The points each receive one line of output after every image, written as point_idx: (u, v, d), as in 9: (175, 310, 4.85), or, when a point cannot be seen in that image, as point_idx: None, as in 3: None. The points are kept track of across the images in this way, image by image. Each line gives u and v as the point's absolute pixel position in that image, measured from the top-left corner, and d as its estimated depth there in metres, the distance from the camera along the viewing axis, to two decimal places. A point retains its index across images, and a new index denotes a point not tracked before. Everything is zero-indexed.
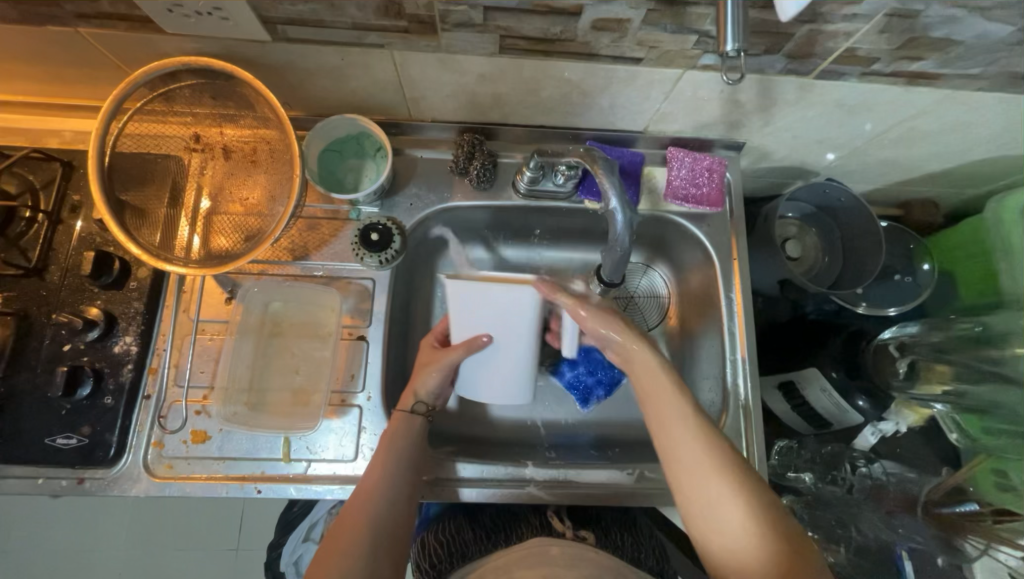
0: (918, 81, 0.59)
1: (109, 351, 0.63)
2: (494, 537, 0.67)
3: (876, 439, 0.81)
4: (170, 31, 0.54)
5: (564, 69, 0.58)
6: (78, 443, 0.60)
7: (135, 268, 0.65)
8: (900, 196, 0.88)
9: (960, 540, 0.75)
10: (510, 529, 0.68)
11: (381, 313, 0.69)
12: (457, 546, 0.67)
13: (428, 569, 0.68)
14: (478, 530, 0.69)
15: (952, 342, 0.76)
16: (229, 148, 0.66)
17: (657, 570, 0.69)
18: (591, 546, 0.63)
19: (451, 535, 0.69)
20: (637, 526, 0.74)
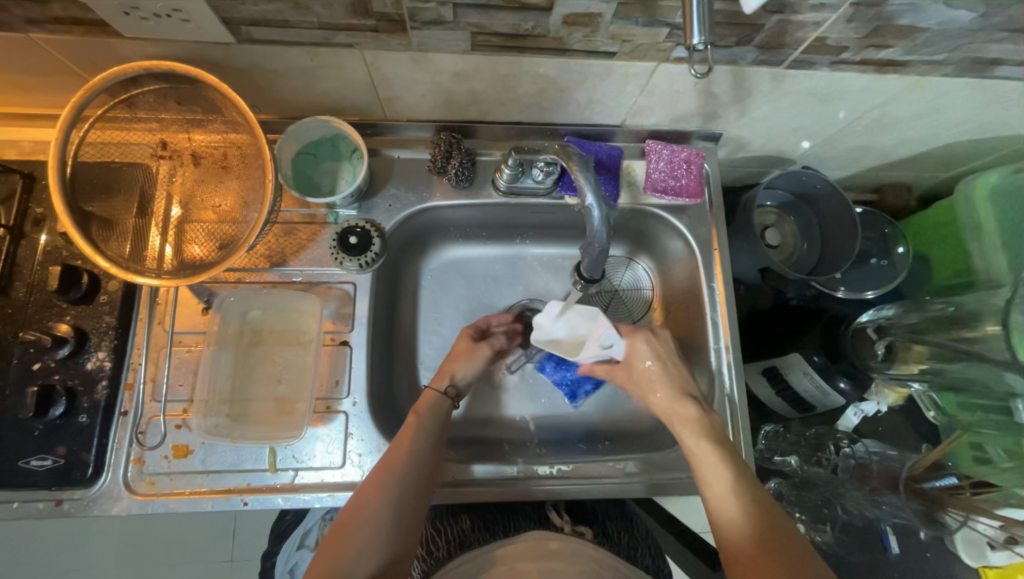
0: (886, 69, 0.60)
1: (82, 368, 0.61)
2: (493, 528, 0.67)
3: (858, 419, 0.84)
4: (128, 35, 0.52)
5: (539, 64, 0.58)
6: (53, 464, 0.58)
7: (105, 281, 0.63)
8: (875, 181, 0.89)
9: (942, 514, 0.78)
10: (509, 521, 0.68)
11: (364, 317, 0.68)
12: (456, 534, 0.67)
13: (425, 558, 0.67)
14: (477, 521, 0.69)
15: (928, 322, 0.77)
16: (198, 155, 0.64)
17: (653, 567, 0.72)
18: (590, 541, 0.64)
19: (449, 524, 0.69)
20: (633, 527, 0.76)
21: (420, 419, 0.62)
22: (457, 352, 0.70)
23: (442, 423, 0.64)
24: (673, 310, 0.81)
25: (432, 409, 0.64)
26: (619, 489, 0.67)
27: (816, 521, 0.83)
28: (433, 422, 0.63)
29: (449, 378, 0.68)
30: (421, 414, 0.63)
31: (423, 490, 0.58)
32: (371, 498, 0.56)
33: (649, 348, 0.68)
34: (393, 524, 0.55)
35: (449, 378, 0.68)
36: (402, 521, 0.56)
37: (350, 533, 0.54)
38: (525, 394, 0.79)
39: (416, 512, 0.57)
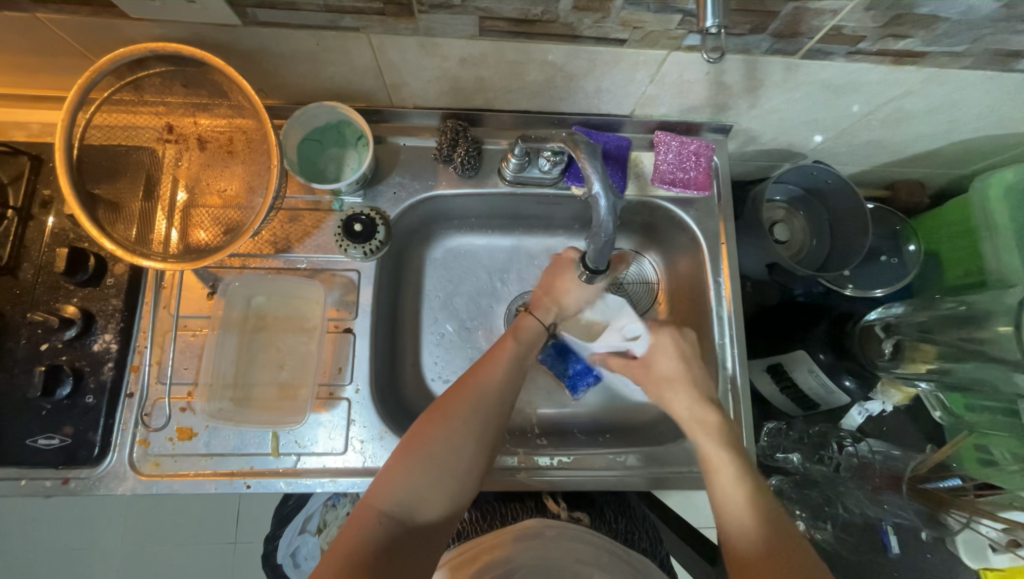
0: (904, 60, 0.58)
1: (88, 349, 0.61)
2: (493, 515, 0.68)
3: (862, 418, 0.83)
4: (135, 16, 0.52)
5: (547, 51, 0.57)
6: (61, 443, 0.59)
7: (111, 264, 0.63)
8: (888, 177, 0.88)
9: (944, 515, 0.76)
10: (508, 509, 0.69)
11: (368, 305, 0.68)
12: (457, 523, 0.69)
13: None
14: (474, 512, 0.69)
15: (937, 321, 0.76)
16: (204, 139, 0.64)
17: (651, 551, 0.73)
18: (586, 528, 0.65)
19: None
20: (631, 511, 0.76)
21: (522, 346, 0.66)
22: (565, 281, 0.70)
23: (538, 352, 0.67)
24: (678, 304, 0.80)
25: (531, 333, 0.67)
26: (620, 481, 0.67)
27: (818, 518, 0.80)
28: (528, 342, 0.67)
29: (555, 311, 0.70)
30: (520, 342, 0.66)
31: (510, 402, 0.62)
32: (465, 397, 0.59)
33: (670, 351, 0.69)
34: (482, 429, 0.58)
35: (552, 311, 0.70)
36: (491, 425, 0.59)
37: (440, 427, 0.57)
38: (528, 386, 0.79)
39: (500, 425, 0.60)
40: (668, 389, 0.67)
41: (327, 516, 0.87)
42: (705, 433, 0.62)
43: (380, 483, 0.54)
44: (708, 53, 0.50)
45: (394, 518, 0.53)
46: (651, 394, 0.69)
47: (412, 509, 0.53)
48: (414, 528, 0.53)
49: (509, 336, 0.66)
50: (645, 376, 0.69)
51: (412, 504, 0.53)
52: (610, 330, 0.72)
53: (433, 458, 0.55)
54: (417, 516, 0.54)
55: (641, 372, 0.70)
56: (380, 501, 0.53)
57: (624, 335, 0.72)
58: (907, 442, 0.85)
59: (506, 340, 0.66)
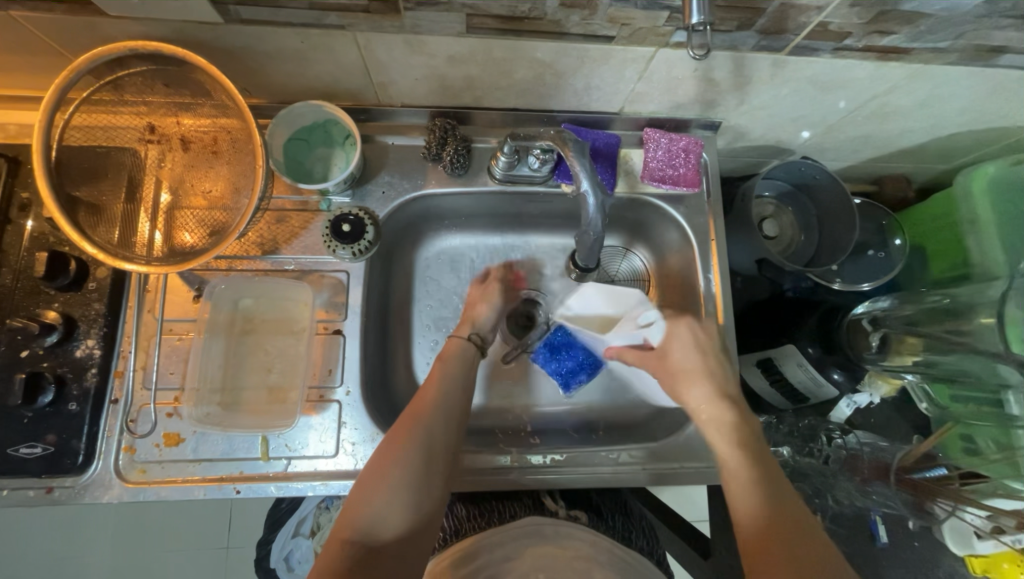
0: (889, 57, 0.59)
1: (70, 355, 0.60)
2: (487, 514, 0.68)
3: (851, 410, 0.85)
4: (113, 13, 0.51)
5: (535, 49, 0.56)
6: (43, 452, 0.58)
7: (93, 268, 0.62)
8: (874, 172, 0.89)
9: (930, 504, 0.76)
10: (504, 507, 0.68)
11: (357, 306, 0.67)
12: (453, 522, 0.68)
13: None
14: (471, 510, 0.69)
15: (922, 314, 0.77)
16: (187, 139, 0.63)
17: (646, 549, 0.73)
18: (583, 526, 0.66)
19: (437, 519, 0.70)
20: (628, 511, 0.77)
21: (450, 363, 0.66)
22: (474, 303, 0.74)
23: (473, 366, 0.68)
24: (669, 301, 0.81)
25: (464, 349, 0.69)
26: (613, 478, 0.67)
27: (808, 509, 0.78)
28: (465, 358, 0.68)
29: (471, 324, 0.72)
30: (448, 361, 0.67)
31: (457, 417, 0.62)
32: (412, 417, 0.60)
33: (684, 342, 0.69)
34: (434, 437, 0.58)
35: (468, 326, 0.72)
36: (442, 440, 0.59)
37: (394, 443, 0.57)
38: (521, 384, 0.79)
39: (454, 432, 0.60)
40: (686, 380, 0.67)
41: (321, 519, 0.86)
42: (715, 427, 0.62)
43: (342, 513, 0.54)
44: (696, 51, 0.50)
45: (357, 544, 0.51)
46: (668, 387, 0.68)
47: (373, 530, 0.52)
48: (379, 552, 0.51)
49: (439, 359, 0.67)
50: (659, 366, 0.69)
51: (373, 527, 0.52)
52: (624, 322, 0.72)
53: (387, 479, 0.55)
54: (382, 539, 0.52)
55: (655, 363, 0.70)
56: (346, 526, 0.52)
57: (636, 323, 0.72)
58: (895, 433, 0.86)
59: (443, 358, 0.67)
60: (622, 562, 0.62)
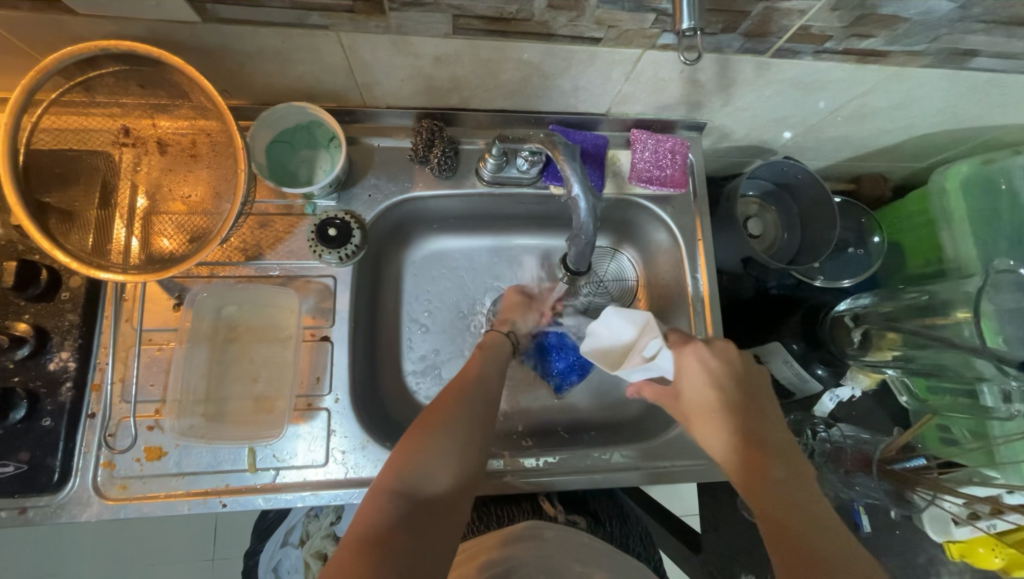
0: (867, 59, 0.60)
1: (43, 369, 0.57)
2: (485, 517, 0.68)
3: (834, 404, 0.86)
4: (82, 12, 0.49)
5: (523, 50, 0.56)
6: (16, 471, 0.55)
7: (66, 277, 0.60)
8: (853, 171, 0.91)
9: (911, 493, 0.78)
10: (501, 509, 0.69)
11: (345, 311, 0.66)
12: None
13: None
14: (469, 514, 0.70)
15: (902, 311, 0.78)
16: (164, 142, 0.61)
17: (643, 554, 0.74)
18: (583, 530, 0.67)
19: None
20: (624, 514, 0.76)
21: (488, 354, 0.68)
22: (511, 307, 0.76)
23: (507, 360, 0.69)
24: (658, 300, 0.81)
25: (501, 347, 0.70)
26: (606, 479, 0.67)
27: None
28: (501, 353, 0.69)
29: (508, 324, 0.75)
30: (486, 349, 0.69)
31: (497, 396, 0.63)
32: (458, 390, 0.61)
33: (695, 373, 0.63)
34: (476, 406, 0.60)
35: (507, 326, 0.75)
36: (486, 413, 0.60)
37: (439, 409, 0.58)
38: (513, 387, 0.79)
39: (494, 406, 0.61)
40: (704, 420, 0.62)
41: (310, 527, 0.85)
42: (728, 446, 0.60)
43: (388, 466, 0.53)
44: (682, 53, 0.50)
45: (405, 496, 0.51)
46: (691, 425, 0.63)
47: (422, 485, 0.52)
48: (426, 508, 0.51)
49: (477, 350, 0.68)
50: (676, 406, 0.65)
51: (422, 481, 0.52)
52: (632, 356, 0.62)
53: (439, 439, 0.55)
54: (428, 493, 0.52)
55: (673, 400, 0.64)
56: (390, 477, 0.52)
57: (643, 357, 0.62)
58: (876, 426, 0.88)
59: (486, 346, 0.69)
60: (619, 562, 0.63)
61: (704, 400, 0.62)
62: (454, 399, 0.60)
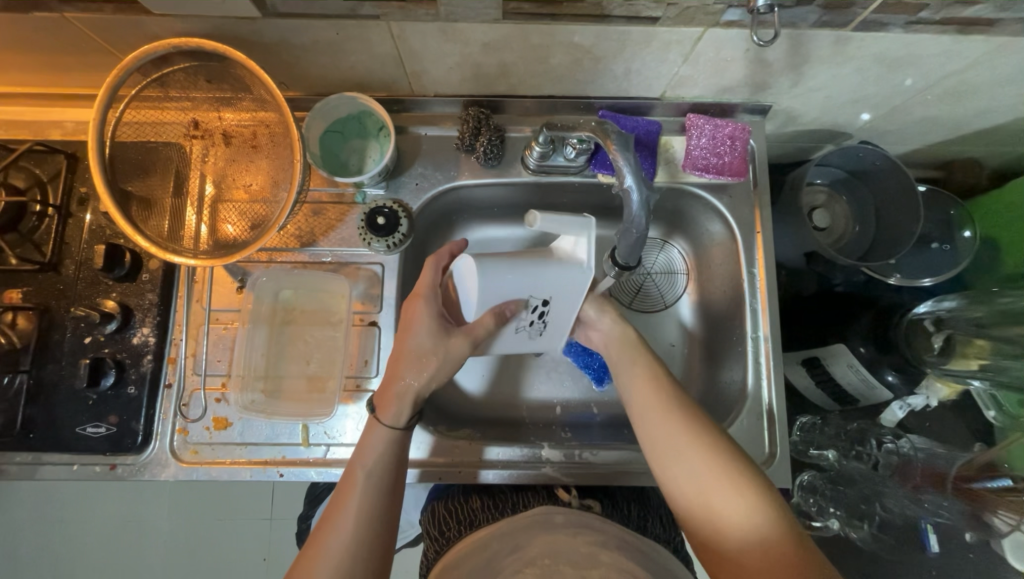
0: (971, 29, 0.53)
1: (128, 342, 0.63)
2: (502, 503, 0.67)
3: (904, 413, 0.77)
4: (157, 12, 0.52)
5: (574, 33, 0.54)
6: (107, 431, 0.62)
7: (146, 259, 0.65)
8: (942, 157, 0.81)
9: (988, 516, 0.69)
10: (517, 496, 0.67)
11: (392, 298, 0.68)
12: (467, 513, 0.67)
13: (438, 537, 0.67)
14: (484, 499, 0.69)
15: (994, 316, 0.69)
16: (228, 133, 0.64)
17: (665, 538, 0.70)
18: (598, 515, 0.64)
19: (458, 504, 0.69)
20: (646, 499, 0.73)
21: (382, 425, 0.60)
22: (411, 358, 0.62)
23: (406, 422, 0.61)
24: (707, 296, 0.78)
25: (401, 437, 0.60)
26: (647, 472, 0.67)
27: (852, 517, 0.77)
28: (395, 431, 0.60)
29: (406, 399, 0.60)
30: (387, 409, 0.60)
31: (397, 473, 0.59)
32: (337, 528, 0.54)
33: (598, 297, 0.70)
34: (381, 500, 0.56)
35: (404, 401, 0.60)
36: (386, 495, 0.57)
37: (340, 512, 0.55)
38: (550, 377, 0.78)
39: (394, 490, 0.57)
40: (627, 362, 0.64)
41: None
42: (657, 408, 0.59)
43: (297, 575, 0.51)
44: None
45: None
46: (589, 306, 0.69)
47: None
48: None
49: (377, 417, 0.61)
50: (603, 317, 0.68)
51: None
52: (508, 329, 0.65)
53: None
54: None
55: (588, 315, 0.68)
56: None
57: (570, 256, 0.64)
58: (953, 440, 0.80)
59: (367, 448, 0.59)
60: (634, 548, 0.59)
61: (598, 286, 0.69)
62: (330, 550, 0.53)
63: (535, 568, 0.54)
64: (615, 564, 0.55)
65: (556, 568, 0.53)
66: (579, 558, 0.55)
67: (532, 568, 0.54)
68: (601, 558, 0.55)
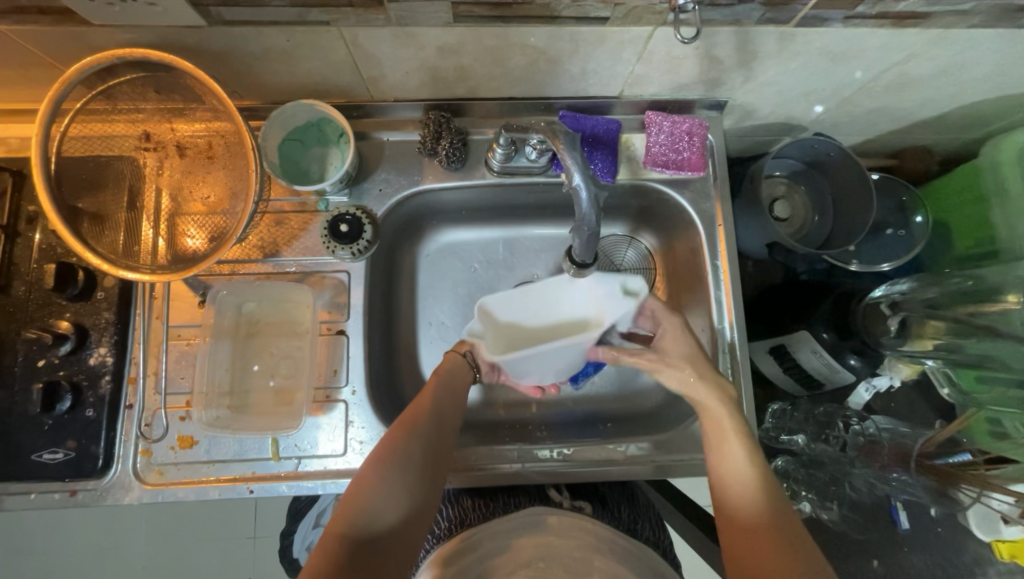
0: (906, 23, 0.55)
1: (85, 363, 0.61)
2: (492, 503, 0.67)
3: (870, 395, 0.80)
4: (97, 23, 0.50)
5: (528, 35, 0.54)
6: (65, 457, 0.60)
7: (101, 277, 0.63)
8: (894, 145, 0.84)
9: (954, 490, 0.71)
10: (508, 496, 0.68)
11: (360, 306, 0.67)
12: (457, 513, 0.66)
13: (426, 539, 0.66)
14: (477, 499, 0.68)
15: (946, 297, 0.71)
16: (182, 145, 0.63)
17: (653, 541, 0.70)
18: (588, 516, 0.64)
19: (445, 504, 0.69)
20: (634, 499, 0.74)
21: (444, 381, 0.65)
22: None
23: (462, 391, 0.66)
24: (676, 289, 0.79)
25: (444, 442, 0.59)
26: (623, 468, 0.67)
27: (824, 498, 0.79)
28: (435, 433, 0.59)
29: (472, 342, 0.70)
30: (442, 375, 0.65)
31: (451, 427, 0.62)
32: (384, 465, 0.55)
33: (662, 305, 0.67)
34: (434, 451, 0.58)
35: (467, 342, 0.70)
36: (441, 438, 0.59)
37: (392, 447, 0.56)
38: None
39: (445, 448, 0.60)
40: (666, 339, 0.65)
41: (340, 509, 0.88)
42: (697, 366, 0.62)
43: (339, 504, 0.52)
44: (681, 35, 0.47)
45: (349, 537, 0.50)
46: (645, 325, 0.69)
47: (369, 522, 0.51)
48: (375, 543, 0.50)
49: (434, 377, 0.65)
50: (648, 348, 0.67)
51: (371, 515, 0.52)
52: (573, 284, 0.66)
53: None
54: (376, 530, 0.51)
55: (652, 361, 0.65)
56: (340, 520, 0.51)
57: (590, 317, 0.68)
58: (916, 418, 0.82)
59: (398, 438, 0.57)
60: (626, 550, 0.60)
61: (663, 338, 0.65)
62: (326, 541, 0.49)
63: (531, 571, 0.57)
64: (608, 571, 0.57)
65: (549, 571, 0.57)
66: (573, 561, 0.58)
67: (527, 571, 0.57)
68: (597, 564, 0.58)
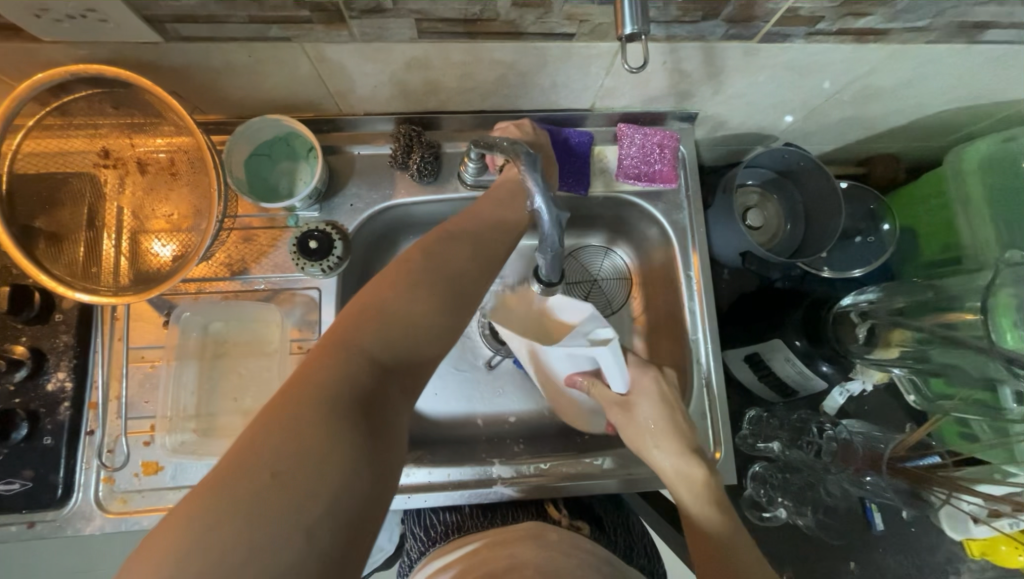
0: (866, 38, 0.56)
1: (42, 390, 0.59)
2: (491, 515, 0.67)
3: (843, 399, 0.82)
4: (47, 39, 0.49)
5: (495, 51, 0.54)
6: (22, 488, 0.58)
7: (59, 299, 0.61)
8: (862, 153, 0.86)
9: (927, 494, 0.73)
10: (504, 509, 0.68)
11: (331, 322, 0.66)
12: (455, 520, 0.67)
13: (422, 540, 0.68)
14: (474, 510, 0.69)
15: (912, 306, 0.73)
16: (143, 162, 0.61)
17: (647, 567, 0.71)
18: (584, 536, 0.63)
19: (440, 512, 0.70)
20: (630, 524, 0.75)
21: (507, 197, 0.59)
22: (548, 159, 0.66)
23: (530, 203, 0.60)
24: (653, 298, 0.79)
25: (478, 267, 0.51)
26: (600, 481, 0.67)
27: (799, 504, 0.78)
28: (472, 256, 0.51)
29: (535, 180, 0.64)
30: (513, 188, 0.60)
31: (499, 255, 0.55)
32: (420, 287, 0.46)
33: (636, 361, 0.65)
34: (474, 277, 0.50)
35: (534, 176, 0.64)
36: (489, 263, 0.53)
37: (422, 267, 0.48)
38: (502, 389, 0.78)
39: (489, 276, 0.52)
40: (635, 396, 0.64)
41: None
42: (647, 400, 0.63)
43: (348, 310, 0.44)
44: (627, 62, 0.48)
45: (376, 363, 0.41)
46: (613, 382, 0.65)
47: (398, 346, 0.43)
48: (398, 369, 0.42)
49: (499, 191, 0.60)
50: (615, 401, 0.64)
51: (397, 344, 0.43)
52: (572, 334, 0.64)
53: (273, 545, 0.31)
54: (400, 354, 0.43)
55: (620, 419, 0.64)
56: (358, 338, 0.41)
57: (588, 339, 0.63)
58: (888, 422, 0.84)
59: (396, 276, 0.46)
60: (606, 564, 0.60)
61: (635, 399, 0.63)
62: (293, 415, 0.36)
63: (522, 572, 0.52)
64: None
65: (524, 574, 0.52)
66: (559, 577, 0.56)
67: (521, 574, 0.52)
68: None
